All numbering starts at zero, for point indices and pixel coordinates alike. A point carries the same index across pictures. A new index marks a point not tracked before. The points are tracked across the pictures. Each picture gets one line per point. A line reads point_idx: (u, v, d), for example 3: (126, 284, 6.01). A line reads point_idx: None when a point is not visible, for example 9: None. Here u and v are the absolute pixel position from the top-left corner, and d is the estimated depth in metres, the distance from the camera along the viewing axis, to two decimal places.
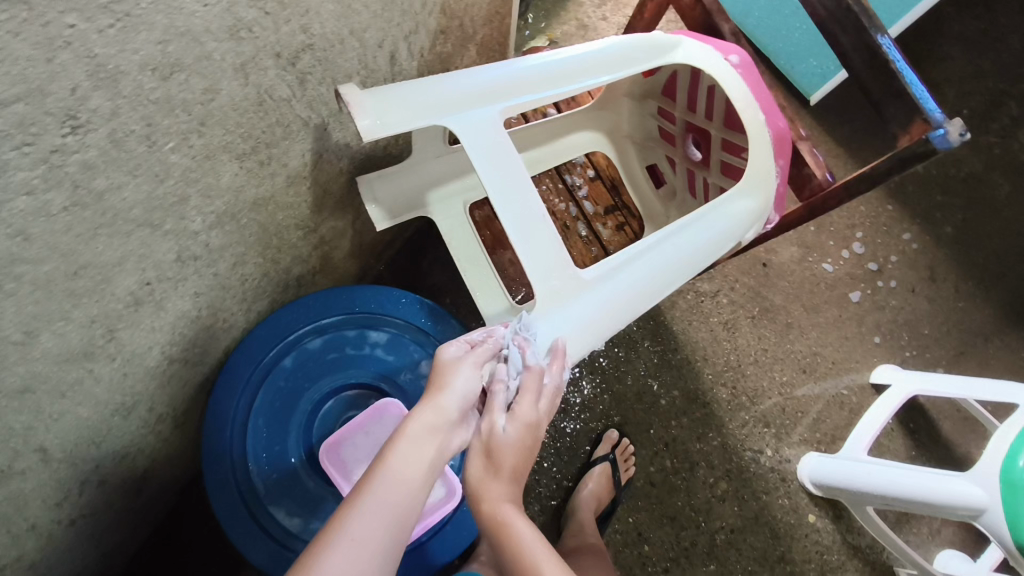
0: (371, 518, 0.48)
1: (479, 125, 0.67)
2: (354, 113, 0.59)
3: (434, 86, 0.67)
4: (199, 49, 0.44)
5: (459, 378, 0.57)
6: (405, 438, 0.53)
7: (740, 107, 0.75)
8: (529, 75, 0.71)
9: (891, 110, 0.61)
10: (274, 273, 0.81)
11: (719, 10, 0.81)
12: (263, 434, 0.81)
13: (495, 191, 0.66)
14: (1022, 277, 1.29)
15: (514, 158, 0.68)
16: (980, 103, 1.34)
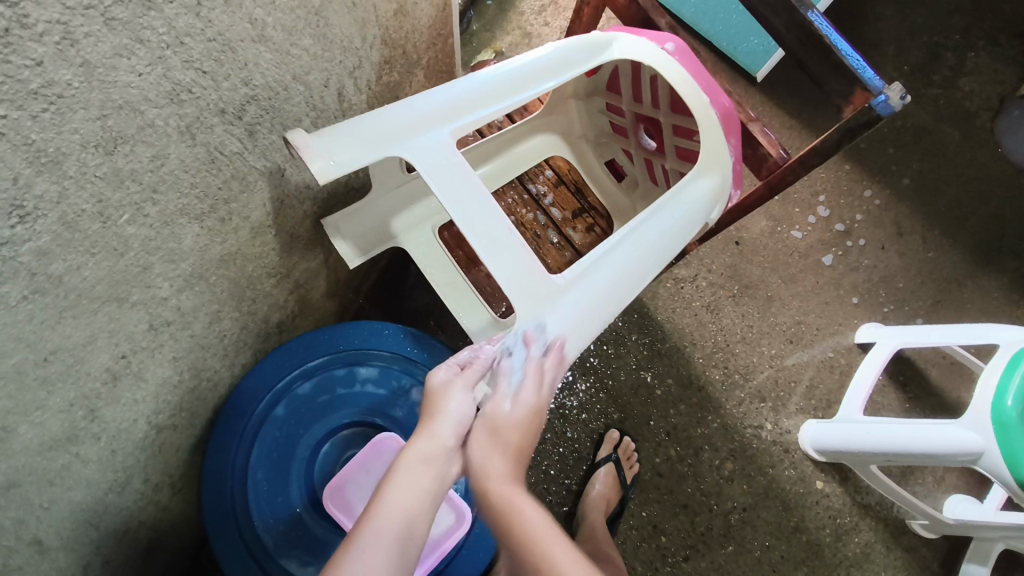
0: (376, 543, 0.48)
1: (432, 151, 0.66)
2: (305, 157, 0.57)
3: (379, 118, 0.65)
4: (139, 118, 0.43)
5: (452, 402, 0.60)
6: (404, 464, 0.55)
7: (685, 94, 0.75)
8: (472, 93, 0.71)
9: (833, 83, 0.62)
10: (253, 325, 0.80)
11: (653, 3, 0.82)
12: (264, 487, 0.80)
13: (458, 213, 0.65)
14: (985, 219, 1.32)
15: (471, 176, 0.67)
16: (920, 57, 1.37)
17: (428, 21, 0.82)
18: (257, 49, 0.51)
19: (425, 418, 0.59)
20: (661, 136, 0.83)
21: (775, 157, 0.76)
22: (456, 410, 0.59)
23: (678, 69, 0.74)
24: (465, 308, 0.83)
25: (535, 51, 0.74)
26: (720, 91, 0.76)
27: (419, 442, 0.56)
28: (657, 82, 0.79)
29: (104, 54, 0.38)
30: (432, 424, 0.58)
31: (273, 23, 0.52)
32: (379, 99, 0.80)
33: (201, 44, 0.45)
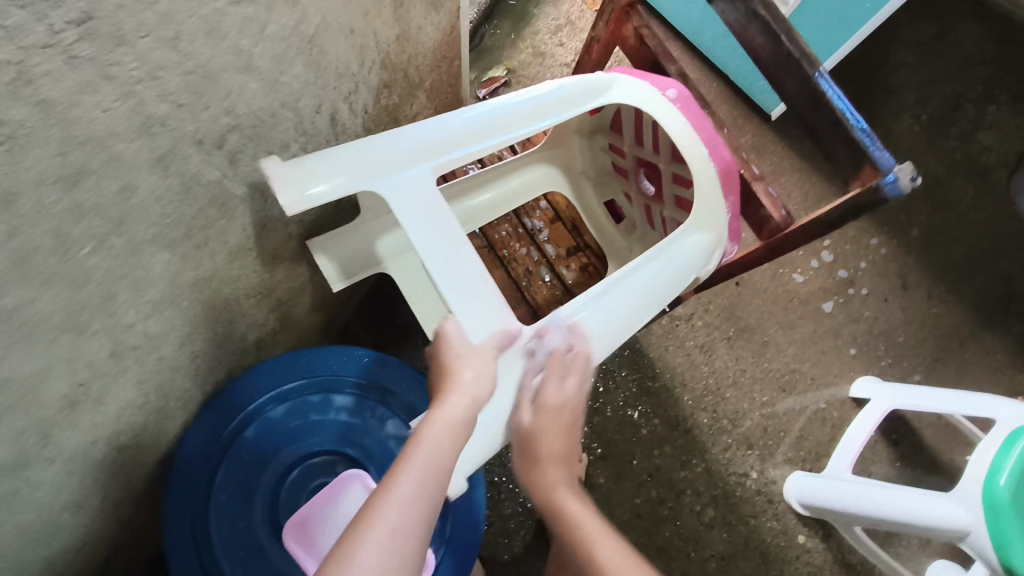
0: (409, 505, 0.48)
1: (413, 186, 0.64)
2: (278, 189, 0.57)
3: (362, 149, 0.64)
4: (105, 153, 0.41)
5: (474, 364, 0.59)
6: (432, 427, 0.54)
7: (682, 145, 0.73)
8: (462, 129, 0.69)
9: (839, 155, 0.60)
10: (229, 344, 0.78)
11: (663, 51, 0.78)
12: (227, 512, 0.78)
13: (431, 253, 0.62)
14: (992, 279, 1.29)
15: (448, 215, 0.64)
16: (939, 108, 1.34)
17: (434, 44, 0.80)
18: (242, 79, 0.49)
19: (445, 375, 0.59)
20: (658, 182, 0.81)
21: (777, 222, 0.74)
22: (480, 372, 0.59)
23: (679, 120, 0.73)
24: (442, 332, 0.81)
25: (533, 89, 0.73)
26: (721, 144, 0.74)
27: (439, 417, 0.55)
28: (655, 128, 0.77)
29: (65, 90, 0.36)
30: (456, 388, 0.58)
31: (260, 53, 0.49)
32: (376, 122, 0.77)
33: (177, 76, 0.43)
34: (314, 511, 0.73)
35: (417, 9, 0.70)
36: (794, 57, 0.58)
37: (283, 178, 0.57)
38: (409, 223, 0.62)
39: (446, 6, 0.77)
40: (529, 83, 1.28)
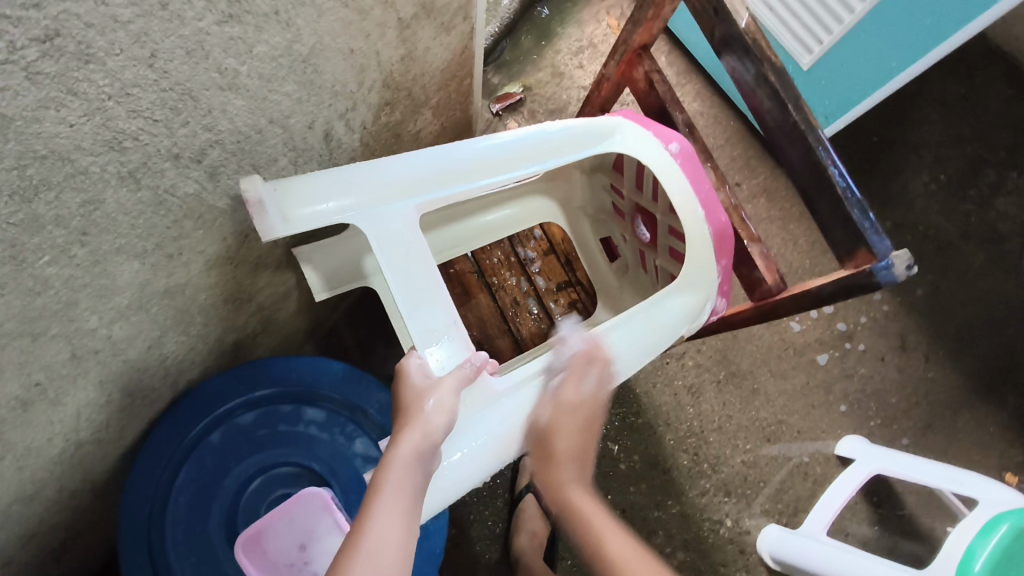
0: (375, 553, 0.51)
1: (393, 224, 0.65)
2: (255, 215, 0.56)
3: (349, 178, 0.64)
4: (69, 167, 0.40)
5: (436, 395, 0.59)
6: (395, 467, 0.56)
7: (678, 202, 0.72)
8: (455, 165, 0.69)
9: (835, 235, 0.58)
10: (204, 347, 0.76)
11: (673, 98, 0.76)
12: (184, 514, 0.77)
13: (405, 298, 0.64)
14: (993, 349, 1.26)
15: (427, 257, 0.66)
16: (957, 169, 1.31)
17: (442, 64, 0.78)
18: (226, 96, 0.48)
19: (408, 406, 0.59)
20: (654, 230, 0.80)
21: (770, 286, 0.72)
22: (441, 402, 0.59)
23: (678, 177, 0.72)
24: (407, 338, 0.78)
25: (536, 127, 0.72)
26: (717, 204, 0.73)
27: (400, 455, 0.56)
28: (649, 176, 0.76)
29: (25, 107, 0.34)
30: (418, 421, 0.58)
31: (247, 71, 0.48)
32: (375, 137, 0.76)
33: (153, 94, 0.42)
34: (269, 523, 0.71)
35: (426, 31, 0.68)
36: (799, 127, 0.57)
37: (261, 204, 0.56)
38: (387, 263, 0.64)
39: (457, 28, 0.75)
40: (543, 103, 1.26)
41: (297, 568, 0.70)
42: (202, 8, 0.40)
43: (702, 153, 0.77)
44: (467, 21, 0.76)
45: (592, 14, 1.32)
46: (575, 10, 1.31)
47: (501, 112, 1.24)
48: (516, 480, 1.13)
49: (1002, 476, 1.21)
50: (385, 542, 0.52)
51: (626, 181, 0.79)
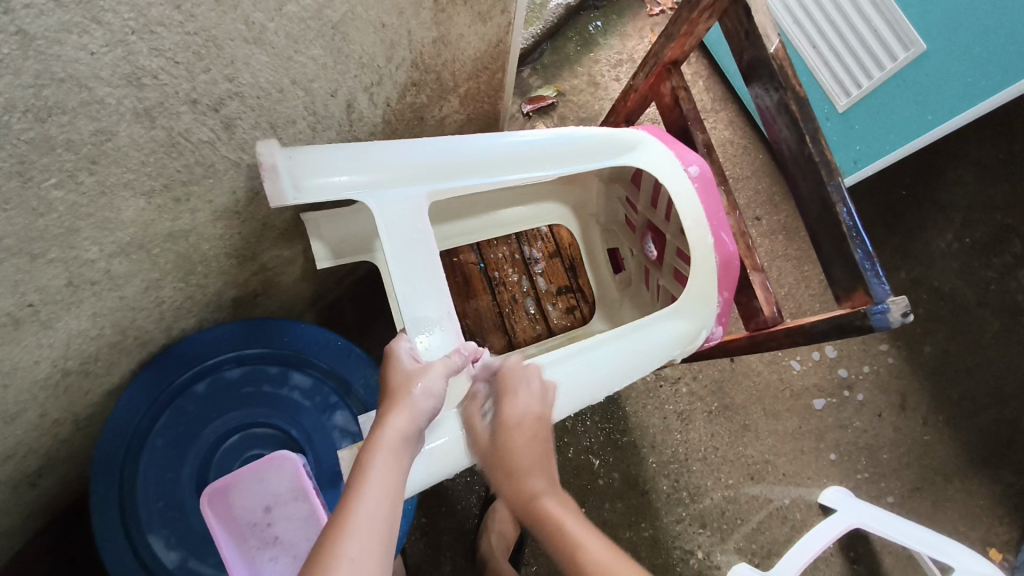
0: (367, 524, 0.49)
1: (401, 207, 0.65)
2: (266, 180, 0.58)
3: (363, 156, 0.65)
4: (85, 94, 0.41)
5: (426, 378, 0.59)
6: (382, 446, 0.54)
7: (689, 225, 0.71)
8: (473, 158, 0.69)
9: (835, 277, 0.58)
10: (202, 298, 0.77)
11: (696, 117, 0.75)
12: (159, 457, 0.78)
13: (405, 285, 0.64)
14: (994, 421, 1.24)
15: (431, 247, 0.66)
16: (984, 235, 1.28)
17: (474, 54, 0.79)
18: (250, 49, 0.49)
19: (398, 389, 0.58)
20: (661, 249, 0.79)
21: (766, 317, 0.72)
22: (431, 385, 0.59)
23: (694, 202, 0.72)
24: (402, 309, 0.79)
25: (561, 131, 0.72)
26: (727, 233, 0.73)
27: (387, 434, 0.55)
28: (661, 194, 0.76)
29: (47, 27, 0.35)
30: (408, 404, 0.57)
31: (275, 28, 0.49)
32: (398, 116, 0.76)
33: (177, 36, 0.42)
34: (239, 482, 0.72)
35: (461, 18, 0.69)
36: (813, 160, 0.57)
37: (274, 170, 0.58)
38: (391, 246, 0.64)
39: (494, 19, 0.75)
40: (575, 110, 1.27)
41: (259, 529, 0.72)
42: None
43: (718, 177, 0.76)
44: (505, 15, 0.76)
45: (636, 30, 1.31)
46: (619, 23, 1.31)
47: (531, 114, 1.26)
48: (491, 481, 1.13)
49: (986, 551, 1.19)
50: (373, 518, 0.49)
51: (642, 197, 0.79)
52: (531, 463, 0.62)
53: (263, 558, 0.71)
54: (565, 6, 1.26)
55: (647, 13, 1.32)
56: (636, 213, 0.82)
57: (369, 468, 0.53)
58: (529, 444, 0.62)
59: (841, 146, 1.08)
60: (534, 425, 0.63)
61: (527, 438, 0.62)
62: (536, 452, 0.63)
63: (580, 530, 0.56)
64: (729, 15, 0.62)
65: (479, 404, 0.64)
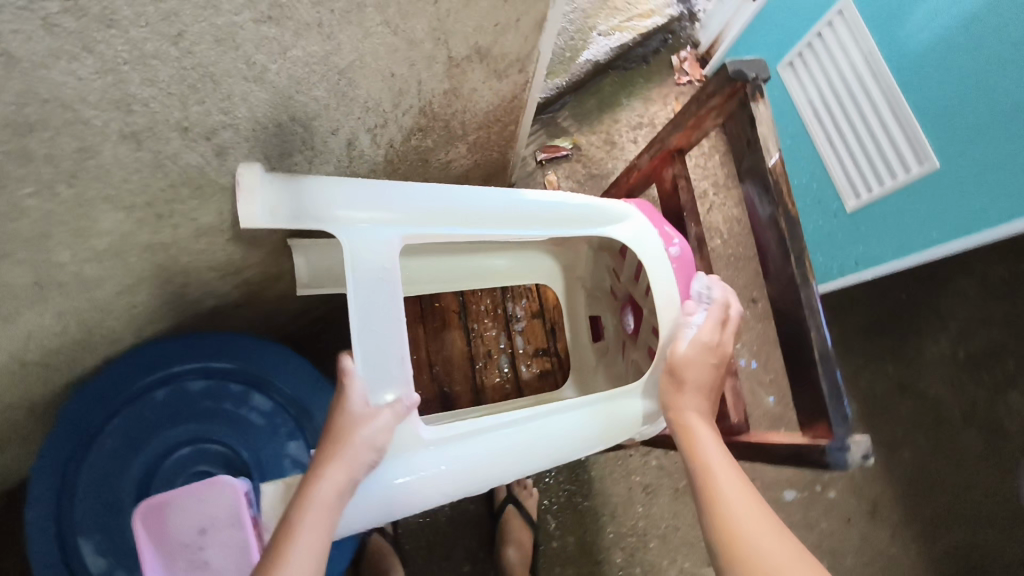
0: None
1: (373, 244, 0.65)
2: (241, 199, 0.57)
3: (347, 191, 0.65)
4: (70, 115, 0.40)
5: (371, 429, 0.59)
6: (316, 503, 0.54)
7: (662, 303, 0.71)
8: (454, 208, 0.69)
9: (802, 406, 0.57)
10: (177, 306, 0.76)
11: (692, 207, 0.75)
12: (106, 459, 0.76)
13: (361, 318, 0.62)
14: (965, 545, 1.20)
15: (393, 285, 0.65)
16: (979, 350, 1.25)
17: (486, 107, 0.79)
18: (250, 87, 0.48)
19: (342, 437, 0.58)
20: (638, 323, 0.78)
21: (733, 423, 0.71)
22: (375, 439, 0.59)
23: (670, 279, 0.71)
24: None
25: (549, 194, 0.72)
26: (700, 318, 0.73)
27: (324, 491, 0.55)
28: (642, 270, 0.75)
29: (36, 54, 0.35)
30: (349, 457, 0.57)
31: (277, 70, 0.49)
32: (401, 156, 0.76)
33: (173, 69, 0.42)
34: (178, 499, 0.71)
35: (476, 74, 0.69)
36: (795, 279, 0.55)
37: (252, 192, 0.58)
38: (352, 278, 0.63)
39: (510, 78, 0.75)
40: (588, 165, 1.27)
41: (190, 551, 0.70)
42: (241, 4, 0.41)
43: (704, 272, 0.75)
44: (522, 74, 0.77)
45: (660, 96, 1.32)
46: (644, 87, 1.32)
47: (544, 162, 1.26)
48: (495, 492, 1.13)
49: None
50: None
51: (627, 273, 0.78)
52: (700, 382, 0.64)
53: None
54: (593, 62, 1.26)
55: (674, 81, 1.33)
56: (619, 282, 0.82)
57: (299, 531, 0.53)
58: (707, 375, 0.64)
59: (847, 245, 1.09)
60: (706, 357, 0.65)
61: (708, 360, 0.65)
62: (707, 375, 0.64)
63: (723, 467, 0.57)
64: (734, 119, 0.61)
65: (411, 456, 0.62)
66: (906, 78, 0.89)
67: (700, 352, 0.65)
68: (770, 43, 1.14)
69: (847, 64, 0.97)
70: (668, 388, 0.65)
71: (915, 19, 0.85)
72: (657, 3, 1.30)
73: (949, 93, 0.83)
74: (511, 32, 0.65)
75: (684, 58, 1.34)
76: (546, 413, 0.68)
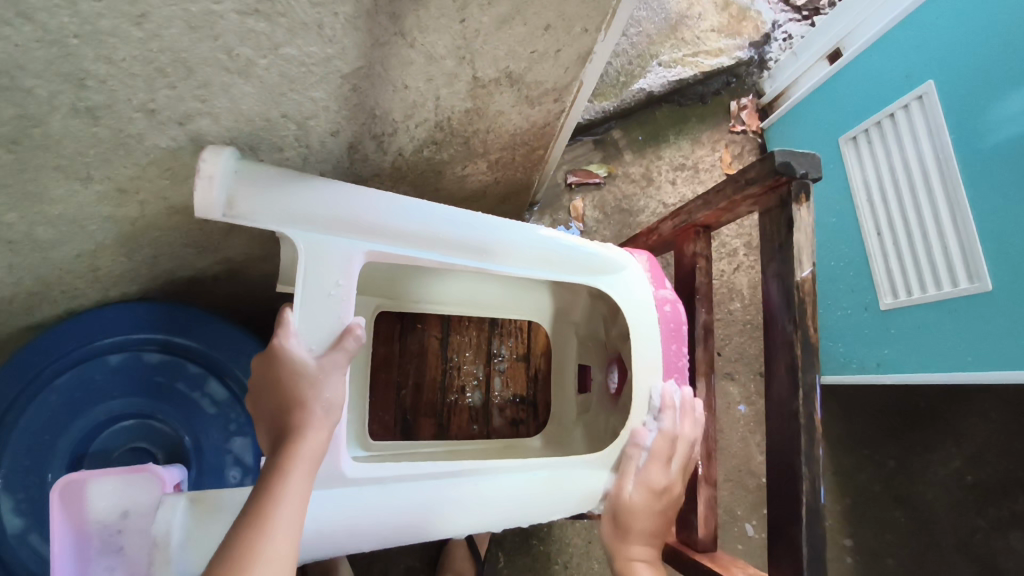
0: (284, 530, 0.44)
1: (338, 258, 0.55)
2: (197, 186, 0.49)
3: (322, 193, 0.54)
4: (6, 81, 0.35)
5: (314, 441, 0.49)
6: (292, 450, 0.48)
7: (646, 368, 0.64)
8: (444, 232, 0.59)
9: (780, 554, 0.50)
10: (146, 275, 0.71)
11: (708, 293, 0.69)
12: (44, 414, 0.71)
13: (305, 331, 0.53)
14: None
15: (350, 308, 0.55)
16: (989, 479, 1.12)
17: (513, 130, 0.73)
18: (233, 79, 0.43)
19: (286, 448, 0.49)
20: (622, 383, 0.71)
21: (698, 539, 0.64)
22: (319, 451, 0.50)
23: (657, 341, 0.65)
24: (368, 356, 0.76)
25: (551, 230, 0.65)
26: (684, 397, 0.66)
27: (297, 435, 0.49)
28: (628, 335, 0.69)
29: None
30: (300, 473, 0.48)
31: (266, 65, 0.43)
32: (411, 165, 0.70)
33: (135, 49, 0.37)
34: (104, 473, 0.61)
35: (504, 97, 0.63)
36: (798, 418, 0.50)
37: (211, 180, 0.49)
38: (303, 295, 0.54)
39: (543, 105, 0.69)
40: (619, 198, 1.21)
41: (107, 533, 0.60)
42: None
43: (705, 366, 0.70)
44: (558, 103, 0.70)
45: (711, 140, 1.25)
46: (696, 128, 1.25)
47: (574, 186, 1.19)
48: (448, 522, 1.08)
49: None
50: (288, 531, 0.45)
51: (618, 328, 0.71)
52: (646, 530, 0.61)
53: (97, 567, 0.60)
54: (647, 92, 1.20)
55: (728, 128, 1.26)
56: (611, 334, 0.74)
57: (252, 564, 0.42)
58: (653, 522, 0.61)
59: (872, 343, 1.01)
60: (652, 504, 0.61)
61: (656, 513, 0.61)
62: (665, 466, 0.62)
63: None
64: (772, 215, 0.55)
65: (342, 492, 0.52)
66: (976, 177, 0.80)
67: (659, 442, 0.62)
68: (835, 110, 1.05)
69: (913, 152, 0.89)
70: (612, 537, 0.62)
71: (994, 113, 0.76)
72: (728, 43, 1.22)
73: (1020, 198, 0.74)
74: (549, 61, 0.59)
75: (744, 106, 1.26)
76: (498, 468, 0.59)
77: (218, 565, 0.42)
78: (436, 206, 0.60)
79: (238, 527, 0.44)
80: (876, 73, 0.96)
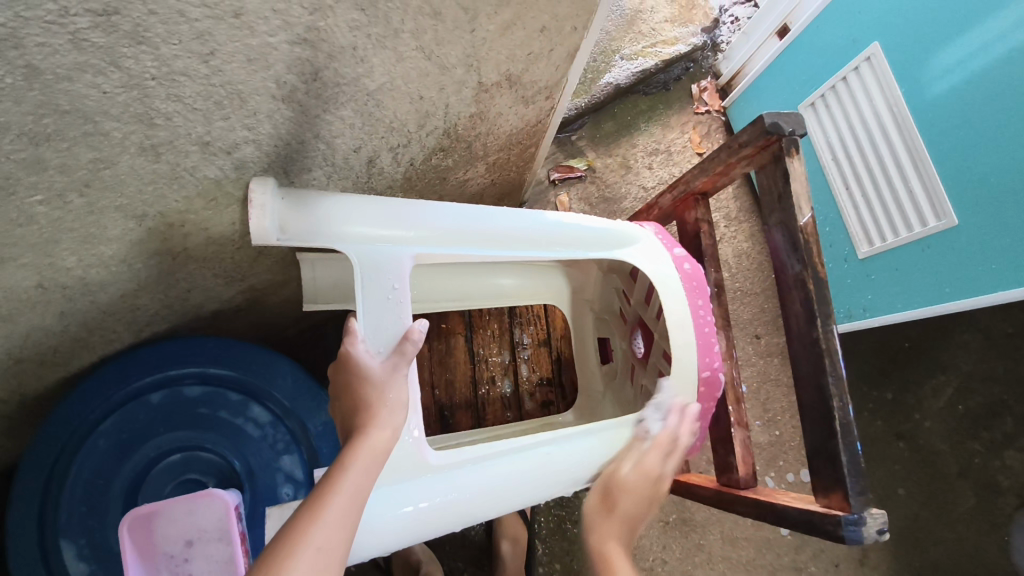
0: (337, 515, 0.47)
1: (386, 264, 0.60)
2: (252, 216, 0.53)
3: (362, 209, 0.59)
4: (90, 126, 0.38)
5: (379, 435, 0.53)
6: (356, 445, 0.52)
7: (674, 328, 0.70)
8: (473, 228, 0.64)
9: (822, 472, 0.56)
10: (179, 310, 0.74)
11: (713, 254, 0.75)
12: (96, 459, 0.73)
13: (369, 335, 0.58)
14: None
15: (405, 309, 0.60)
16: (978, 406, 1.20)
17: (510, 130, 0.78)
18: (276, 105, 0.47)
19: (353, 442, 0.52)
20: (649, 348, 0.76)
21: (739, 477, 0.69)
22: (384, 448, 0.53)
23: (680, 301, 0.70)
24: None
25: (567, 216, 0.70)
26: (713, 353, 0.71)
27: (362, 431, 0.53)
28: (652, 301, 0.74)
29: (61, 65, 0.33)
30: (363, 465, 0.51)
31: (305, 89, 0.47)
32: (419, 174, 0.75)
33: (199, 85, 0.41)
34: (167, 506, 0.63)
35: (504, 99, 0.68)
36: (820, 345, 0.56)
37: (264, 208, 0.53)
38: (363, 303, 0.58)
39: (537, 104, 0.74)
40: (601, 187, 1.27)
41: (173, 563, 0.63)
42: (276, 26, 0.39)
43: (720, 320, 0.76)
44: (549, 100, 0.75)
45: (679, 123, 1.32)
46: (664, 113, 1.32)
47: (558, 181, 1.25)
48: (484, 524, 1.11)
49: None
50: (342, 515, 0.47)
51: (637, 295, 0.77)
52: (631, 513, 0.66)
53: None
54: (614, 85, 1.27)
55: (693, 110, 1.33)
56: (630, 305, 0.80)
57: (305, 538, 0.45)
58: (639, 498, 0.66)
59: (856, 291, 1.08)
60: (644, 479, 0.66)
61: (644, 495, 0.66)
62: (643, 504, 0.66)
63: None
64: (767, 171, 0.61)
65: (427, 477, 0.58)
66: (928, 124, 0.87)
67: (639, 473, 0.66)
68: (791, 81, 1.13)
69: (869, 110, 0.97)
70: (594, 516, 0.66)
71: (936, 64, 0.84)
72: (681, 31, 1.30)
73: (971, 135, 0.82)
74: (544, 60, 0.64)
75: (704, 88, 1.34)
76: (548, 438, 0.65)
77: (279, 539, 0.45)
78: (463, 206, 0.65)
79: (302, 509, 0.48)
80: (824, 41, 1.04)
